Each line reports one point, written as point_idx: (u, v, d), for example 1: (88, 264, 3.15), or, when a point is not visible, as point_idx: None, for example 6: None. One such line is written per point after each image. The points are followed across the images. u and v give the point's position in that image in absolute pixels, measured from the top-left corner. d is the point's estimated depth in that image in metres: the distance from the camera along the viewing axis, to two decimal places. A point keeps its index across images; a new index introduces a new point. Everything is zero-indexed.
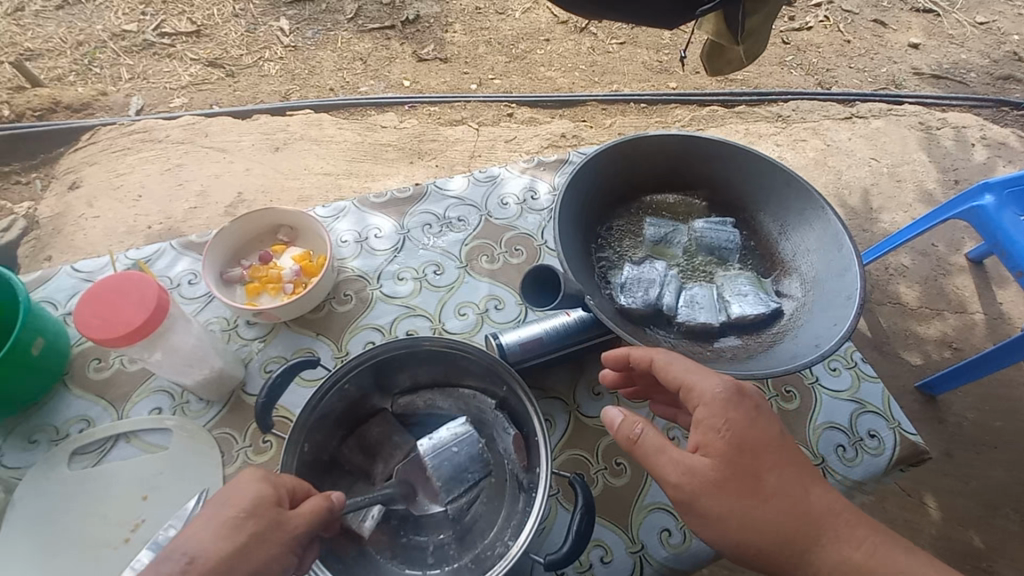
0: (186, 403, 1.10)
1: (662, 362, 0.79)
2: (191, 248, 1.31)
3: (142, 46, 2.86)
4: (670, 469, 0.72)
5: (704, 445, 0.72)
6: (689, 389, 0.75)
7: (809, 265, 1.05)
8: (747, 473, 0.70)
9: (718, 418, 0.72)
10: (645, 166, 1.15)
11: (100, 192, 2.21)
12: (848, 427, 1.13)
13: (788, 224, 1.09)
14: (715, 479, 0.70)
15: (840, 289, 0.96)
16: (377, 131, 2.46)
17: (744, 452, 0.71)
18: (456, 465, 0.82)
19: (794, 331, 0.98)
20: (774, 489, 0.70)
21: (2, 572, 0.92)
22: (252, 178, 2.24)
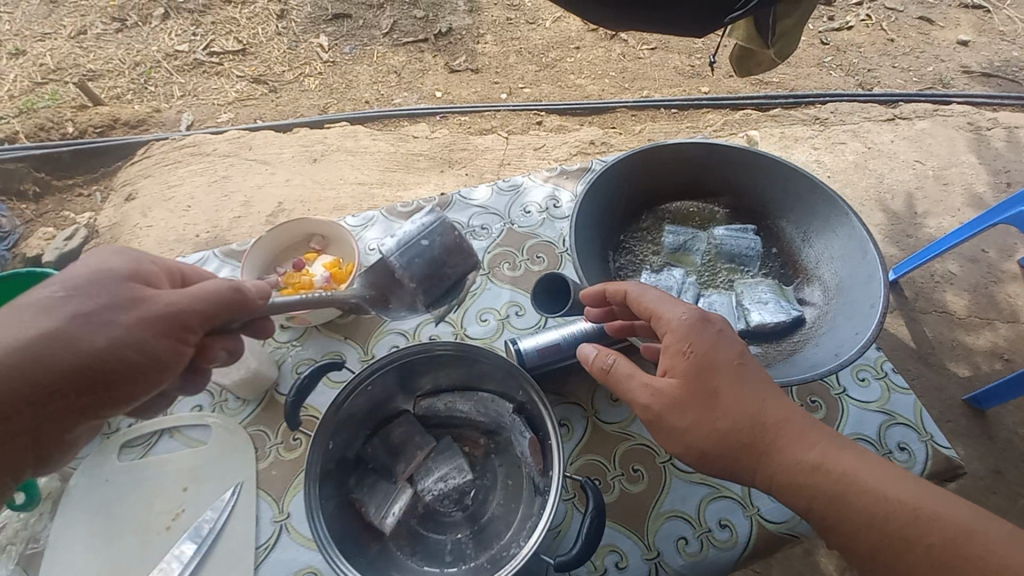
0: (225, 401, 1.17)
1: (635, 296, 0.82)
2: (232, 256, 1.39)
3: (193, 65, 3.04)
4: (640, 393, 0.77)
5: (669, 369, 0.76)
6: (656, 318, 0.79)
7: (830, 274, 1.04)
8: (707, 390, 0.73)
9: (679, 341, 0.75)
10: (666, 175, 1.16)
11: (153, 202, 2.36)
12: (878, 439, 1.10)
13: (811, 230, 1.08)
14: (677, 398, 0.74)
15: (865, 296, 0.94)
16: (409, 142, 2.53)
17: (704, 369, 0.74)
18: (425, 255, 0.90)
19: (814, 340, 0.98)
20: (734, 403, 0.72)
21: (58, 554, 0.99)
22: (291, 188, 2.35)
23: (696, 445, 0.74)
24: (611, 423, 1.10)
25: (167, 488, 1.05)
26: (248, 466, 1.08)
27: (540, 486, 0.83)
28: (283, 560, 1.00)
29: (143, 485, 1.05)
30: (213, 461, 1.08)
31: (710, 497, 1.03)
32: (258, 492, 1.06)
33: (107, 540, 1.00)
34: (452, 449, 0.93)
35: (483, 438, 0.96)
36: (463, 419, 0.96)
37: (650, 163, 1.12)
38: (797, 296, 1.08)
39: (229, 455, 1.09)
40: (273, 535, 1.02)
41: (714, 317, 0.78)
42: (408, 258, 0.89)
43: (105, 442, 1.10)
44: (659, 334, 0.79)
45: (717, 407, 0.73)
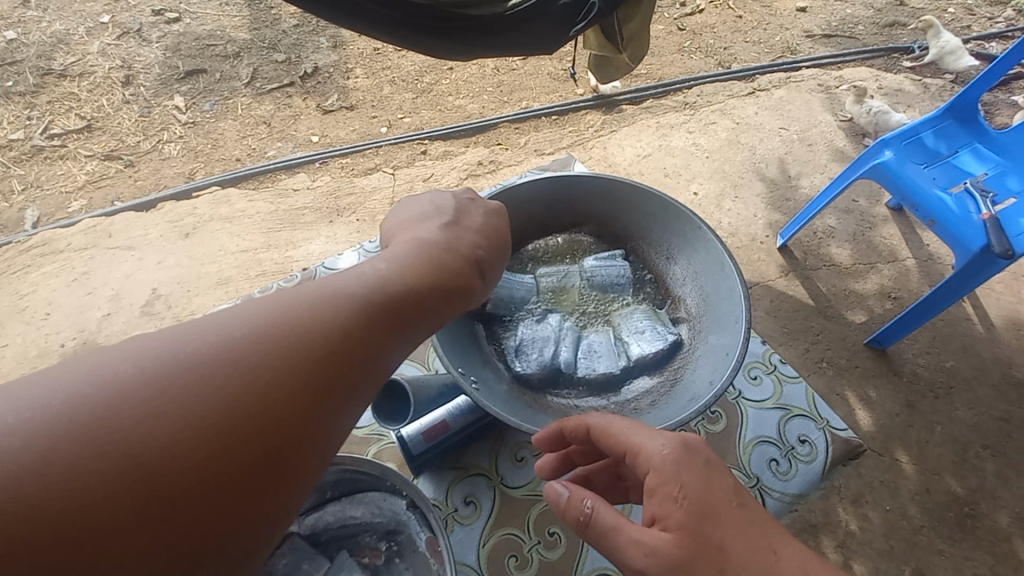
0: None
1: (611, 433, 0.75)
2: None
3: (31, 153, 2.72)
4: (632, 553, 0.66)
5: (662, 518, 0.67)
6: (636, 454, 0.72)
7: (689, 291, 1.07)
8: (710, 542, 0.65)
9: (672, 483, 0.68)
10: (528, 218, 1.13)
11: (6, 317, 2.07)
12: (779, 438, 1.19)
13: (672, 249, 1.09)
14: (680, 557, 0.64)
15: (728, 311, 0.96)
16: (290, 196, 2.37)
17: (703, 519, 0.66)
18: (515, 294, 1.10)
19: (688, 361, 1.00)
20: (742, 556, 0.64)
21: None
22: (166, 272, 2.13)
23: None
24: (518, 487, 1.13)
25: None
26: None
27: None
28: None
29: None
30: None
31: None
32: None
33: None
34: (347, 567, 0.84)
35: (381, 541, 0.87)
36: (358, 527, 0.88)
37: (504, 213, 1.09)
38: (666, 316, 1.10)
39: None
40: None
41: (701, 449, 0.72)
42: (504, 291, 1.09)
43: None
44: (643, 474, 0.72)
45: (725, 562, 0.64)
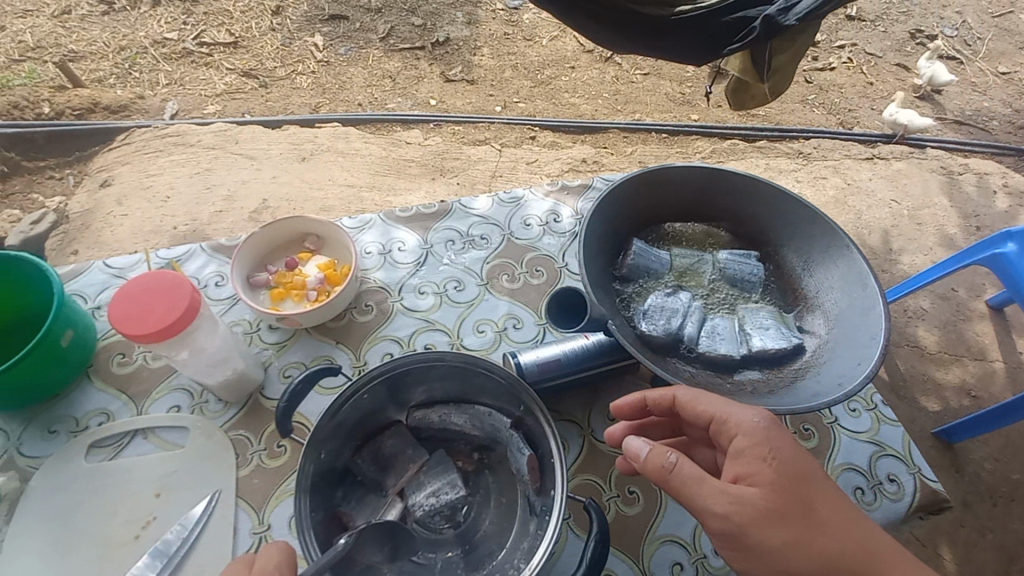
0: (204, 403, 0.84)
1: (695, 400, 0.65)
2: (222, 251, 1.01)
3: (181, 54, 2.95)
4: (712, 500, 0.56)
5: (748, 475, 0.58)
6: (722, 420, 0.62)
7: (834, 299, 0.80)
8: (798, 503, 0.56)
9: (762, 444, 0.59)
10: (661, 197, 0.90)
11: (129, 190, 2.21)
12: (866, 469, 0.87)
13: (811, 260, 0.85)
14: (768, 509, 0.55)
15: (861, 327, 0.75)
16: (402, 147, 2.48)
17: (796, 482, 0.57)
18: (647, 262, 0.86)
19: (824, 371, 0.74)
20: (830, 524, 0.56)
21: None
22: (277, 186, 2.25)
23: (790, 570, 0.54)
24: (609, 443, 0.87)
25: (130, 496, 0.75)
26: (226, 470, 0.78)
27: (535, 506, 0.74)
28: None
29: (81, 493, 0.75)
30: (189, 467, 0.78)
31: None
32: (236, 498, 0.77)
33: (66, 553, 0.71)
34: (445, 463, 0.80)
35: (474, 452, 0.84)
36: (456, 433, 0.84)
37: (638, 186, 0.87)
38: (793, 322, 0.83)
39: (203, 463, 0.78)
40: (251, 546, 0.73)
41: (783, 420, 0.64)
42: (641, 254, 0.85)
43: (72, 441, 0.79)
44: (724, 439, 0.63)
45: (814, 524, 0.55)
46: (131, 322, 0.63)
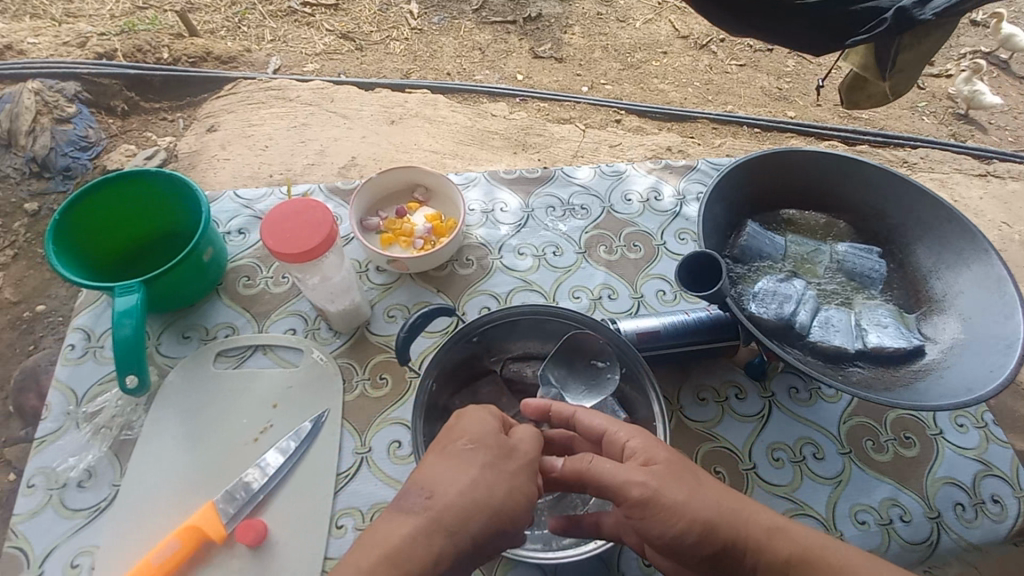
0: (318, 329, 0.90)
1: (583, 411, 0.64)
2: (338, 194, 1.06)
3: (286, 12, 3.07)
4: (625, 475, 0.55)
5: (648, 455, 0.58)
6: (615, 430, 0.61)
7: (963, 304, 0.77)
8: (687, 470, 0.57)
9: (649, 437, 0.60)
10: (783, 181, 0.88)
11: (233, 137, 2.07)
12: (970, 487, 0.83)
13: (942, 260, 0.81)
14: (666, 476, 0.55)
15: (998, 334, 0.71)
16: (488, 119, 2.45)
17: (680, 455, 0.59)
18: (762, 244, 0.84)
19: (948, 375, 0.71)
20: (715, 485, 0.57)
21: (147, 456, 0.77)
22: (366, 146, 2.15)
23: (702, 531, 0.53)
24: (698, 421, 0.86)
25: (251, 404, 0.82)
26: (334, 391, 0.84)
27: None
28: (362, 492, 0.77)
29: (211, 393, 0.83)
30: (303, 384, 0.84)
31: (834, 502, 0.80)
32: (341, 420, 0.82)
33: (198, 447, 0.78)
34: None
35: None
36: None
37: (762, 168, 0.86)
38: (914, 323, 0.80)
39: (315, 383, 0.85)
40: (353, 465, 0.79)
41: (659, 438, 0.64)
42: (757, 237, 0.84)
43: (203, 347, 0.87)
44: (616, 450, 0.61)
45: (701, 483, 0.56)
46: (280, 224, 0.71)
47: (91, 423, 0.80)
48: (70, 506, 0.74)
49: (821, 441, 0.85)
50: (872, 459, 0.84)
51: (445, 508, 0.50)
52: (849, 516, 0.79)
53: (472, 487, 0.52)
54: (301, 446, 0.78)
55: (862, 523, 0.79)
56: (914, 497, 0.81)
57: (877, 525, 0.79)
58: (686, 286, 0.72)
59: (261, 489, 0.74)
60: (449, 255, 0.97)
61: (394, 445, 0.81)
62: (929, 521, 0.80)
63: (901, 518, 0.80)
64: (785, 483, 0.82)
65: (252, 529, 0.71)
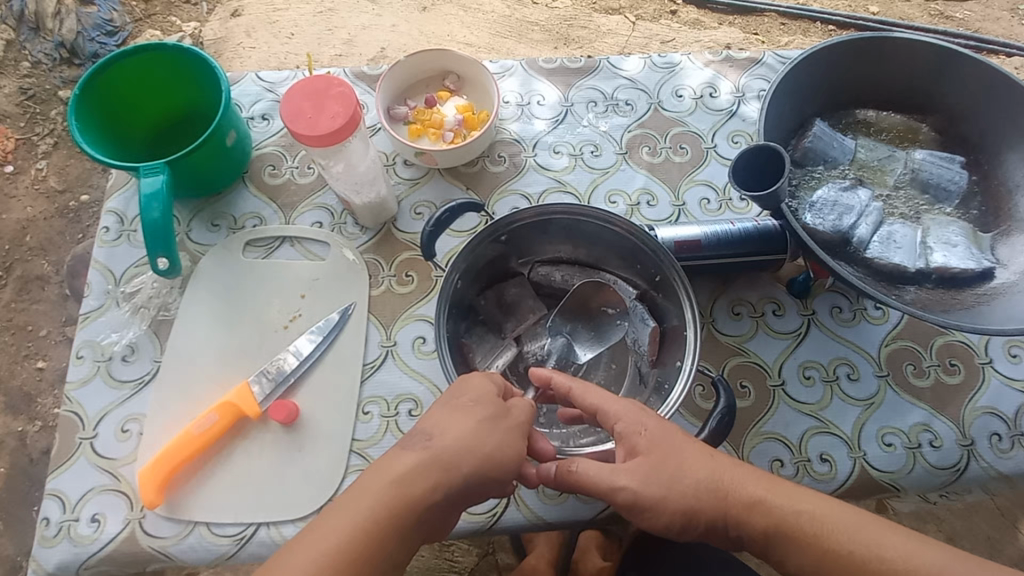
0: (344, 224, 0.88)
1: (577, 388, 0.62)
2: (364, 80, 0.99)
3: None
4: (608, 477, 0.57)
5: (630, 446, 0.58)
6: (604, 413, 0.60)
7: None
8: (668, 457, 0.57)
9: (633, 420, 0.59)
10: (865, 73, 0.77)
11: (258, 23, 1.80)
12: (1013, 419, 0.79)
13: None
14: (645, 474, 0.56)
15: None
16: (527, 7, 1.97)
17: (667, 435, 0.58)
18: (827, 147, 0.75)
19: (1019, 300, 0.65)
20: (699, 462, 0.57)
21: (184, 336, 0.80)
22: (399, 37, 1.84)
23: (687, 521, 0.56)
24: (730, 336, 0.84)
25: (280, 293, 0.83)
26: (360, 286, 0.84)
27: (649, 378, 0.75)
28: (387, 382, 0.79)
29: (240, 281, 0.84)
30: (330, 277, 0.84)
31: (862, 423, 0.79)
32: (367, 314, 0.82)
33: (231, 330, 0.80)
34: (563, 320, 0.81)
35: None
36: None
37: (842, 55, 0.74)
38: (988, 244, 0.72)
39: (341, 276, 0.84)
40: (379, 357, 0.80)
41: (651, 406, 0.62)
42: (823, 139, 0.75)
43: (231, 236, 0.87)
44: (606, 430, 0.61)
45: (682, 470, 0.56)
46: (311, 96, 0.67)
47: (130, 302, 0.82)
48: (118, 377, 0.78)
49: (858, 362, 0.82)
50: (910, 384, 0.81)
51: (443, 453, 0.53)
52: (875, 437, 0.78)
53: (471, 439, 0.54)
54: (329, 336, 0.80)
55: (888, 445, 0.77)
56: (948, 424, 0.79)
57: (903, 448, 0.77)
58: (739, 186, 0.66)
59: (290, 375, 0.77)
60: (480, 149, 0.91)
61: (418, 340, 0.81)
62: (959, 448, 0.77)
63: (930, 443, 0.78)
64: (813, 401, 0.80)
65: (284, 409, 0.74)
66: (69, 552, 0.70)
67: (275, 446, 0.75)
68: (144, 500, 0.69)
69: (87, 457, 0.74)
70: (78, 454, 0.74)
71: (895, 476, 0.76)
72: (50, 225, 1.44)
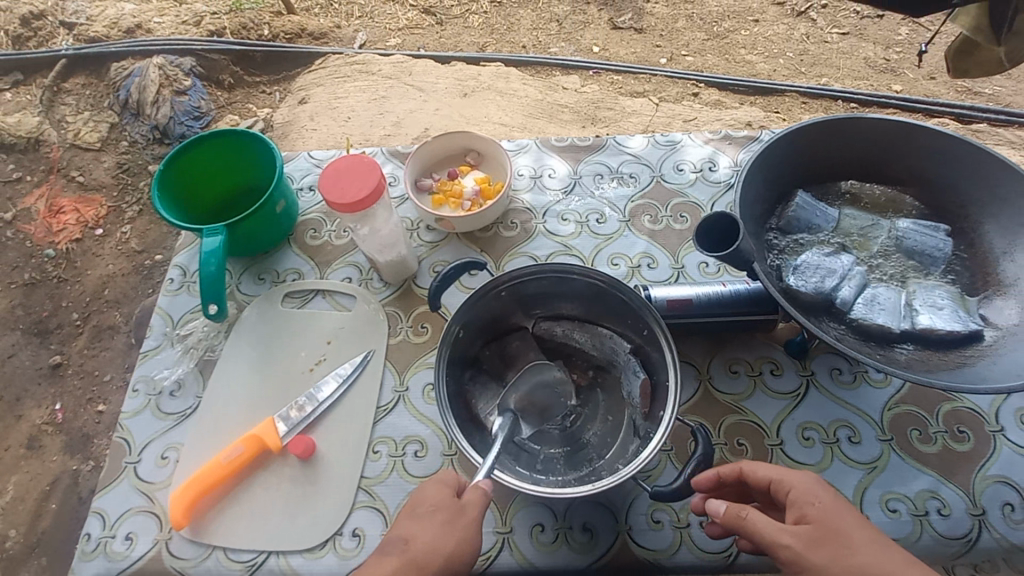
0: (370, 280, 0.99)
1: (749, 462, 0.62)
2: (397, 157, 1.13)
3: None
4: (777, 533, 0.54)
5: (800, 511, 0.55)
6: (780, 481, 0.59)
7: None
8: (842, 533, 0.53)
9: (810, 489, 0.57)
10: (844, 149, 0.83)
11: (320, 109, 2.03)
12: None
13: (1020, 240, 0.73)
14: (816, 540, 0.53)
15: None
16: (557, 92, 2.14)
17: (841, 508, 0.55)
18: (808, 216, 0.81)
19: (1005, 362, 0.66)
20: (878, 549, 0.52)
21: (223, 375, 0.90)
22: (439, 119, 2.03)
23: None
24: (727, 394, 0.86)
25: (310, 339, 0.93)
26: (379, 335, 0.93)
27: (639, 429, 0.77)
28: (396, 424, 0.85)
29: (277, 327, 0.95)
30: (354, 326, 0.94)
31: (864, 487, 0.77)
32: (384, 360, 0.90)
33: (263, 372, 0.90)
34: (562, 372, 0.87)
35: (590, 368, 0.87)
36: (575, 349, 0.88)
37: (819, 133, 0.81)
38: (977, 306, 0.73)
39: (364, 326, 0.94)
40: (391, 400, 0.87)
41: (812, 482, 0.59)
42: (805, 210, 0.81)
43: (273, 289, 0.99)
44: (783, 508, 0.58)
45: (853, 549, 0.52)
46: (364, 174, 0.79)
47: (183, 343, 0.94)
48: (164, 410, 0.88)
49: (858, 425, 0.81)
50: (915, 449, 0.79)
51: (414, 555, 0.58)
52: (879, 502, 0.76)
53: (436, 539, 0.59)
54: (345, 380, 0.87)
55: (893, 511, 0.75)
56: (958, 492, 0.76)
57: (909, 514, 0.75)
58: (716, 248, 0.72)
59: (309, 418, 0.84)
60: (494, 218, 1.02)
61: (427, 387, 0.88)
62: (971, 518, 0.74)
63: (938, 511, 0.75)
64: (812, 462, 0.79)
65: (302, 444, 0.81)
66: (103, 567, 0.77)
67: (291, 479, 0.81)
68: (173, 521, 0.76)
69: (130, 480, 0.83)
70: (122, 477, 0.83)
71: (902, 545, 0.74)
72: (127, 280, 1.64)
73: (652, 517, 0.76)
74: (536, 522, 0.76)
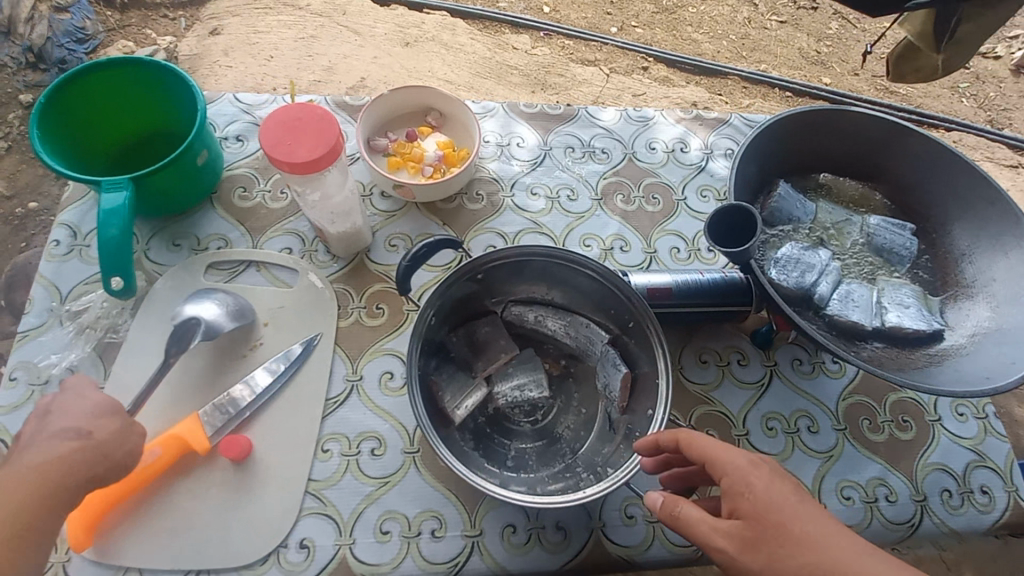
0: (314, 252, 0.86)
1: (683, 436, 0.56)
2: (344, 110, 0.99)
3: None
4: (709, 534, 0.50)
5: (733, 504, 0.50)
6: (711, 462, 0.53)
7: (994, 290, 0.73)
8: (777, 530, 0.47)
9: (743, 475, 0.50)
10: (824, 140, 0.82)
11: (236, 43, 1.75)
12: (960, 474, 0.82)
13: (979, 245, 0.76)
14: (750, 543, 0.48)
15: None
16: (506, 52, 2.01)
17: (775, 501, 0.48)
18: (788, 207, 0.79)
19: (966, 363, 0.69)
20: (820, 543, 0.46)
21: (130, 362, 0.75)
22: (377, 68, 1.83)
23: None
24: (699, 384, 0.85)
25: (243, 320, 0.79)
26: (328, 316, 0.81)
27: (617, 424, 0.74)
28: (349, 419, 0.75)
29: None
30: (298, 305, 0.81)
31: (822, 475, 0.80)
32: (334, 346, 0.79)
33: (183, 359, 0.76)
34: (535, 361, 0.81)
35: (562, 357, 0.84)
36: (546, 337, 0.83)
37: (804, 122, 0.80)
38: (936, 306, 0.76)
39: (309, 305, 0.82)
40: (343, 392, 0.77)
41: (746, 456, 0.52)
42: (785, 202, 0.79)
43: (192, 258, 0.83)
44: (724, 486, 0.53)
45: (789, 548, 0.46)
46: (313, 131, 0.66)
47: (75, 322, 0.77)
48: None
49: (817, 415, 0.84)
50: (867, 439, 0.83)
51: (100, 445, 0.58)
52: (835, 490, 0.79)
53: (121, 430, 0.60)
54: (287, 368, 0.76)
55: (847, 498, 0.79)
56: (903, 479, 0.81)
57: (861, 501, 0.79)
58: (712, 240, 0.69)
59: (243, 414, 0.72)
60: (459, 187, 0.92)
61: (385, 375, 0.79)
62: (913, 504, 0.80)
63: (886, 497, 0.80)
64: (776, 453, 0.81)
65: (236, 445, 0.69)
66: None
67: (225, 485, 0.70)
68: (71, 541, 0.65)
69: None
70: None
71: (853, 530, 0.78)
72: None
73: (626, 512, 0.74)
74: (508, 523, 0.71)
